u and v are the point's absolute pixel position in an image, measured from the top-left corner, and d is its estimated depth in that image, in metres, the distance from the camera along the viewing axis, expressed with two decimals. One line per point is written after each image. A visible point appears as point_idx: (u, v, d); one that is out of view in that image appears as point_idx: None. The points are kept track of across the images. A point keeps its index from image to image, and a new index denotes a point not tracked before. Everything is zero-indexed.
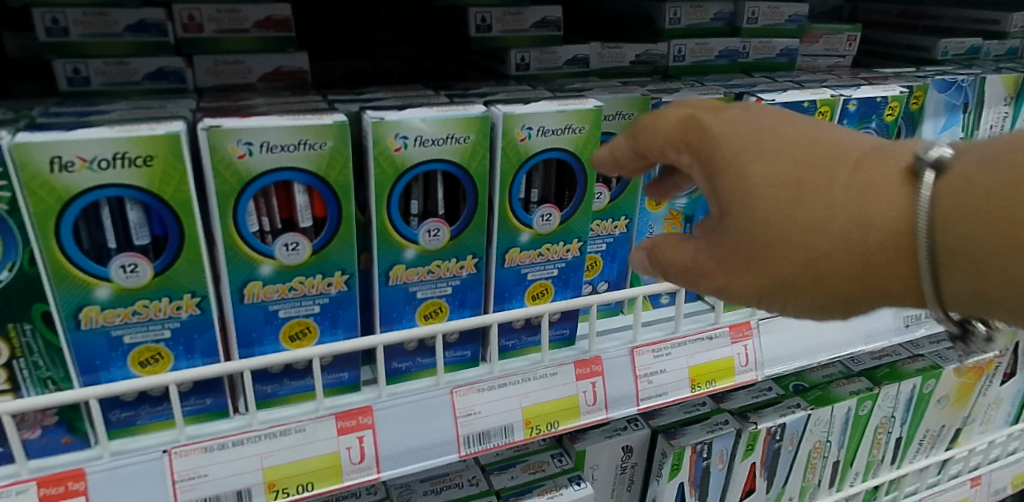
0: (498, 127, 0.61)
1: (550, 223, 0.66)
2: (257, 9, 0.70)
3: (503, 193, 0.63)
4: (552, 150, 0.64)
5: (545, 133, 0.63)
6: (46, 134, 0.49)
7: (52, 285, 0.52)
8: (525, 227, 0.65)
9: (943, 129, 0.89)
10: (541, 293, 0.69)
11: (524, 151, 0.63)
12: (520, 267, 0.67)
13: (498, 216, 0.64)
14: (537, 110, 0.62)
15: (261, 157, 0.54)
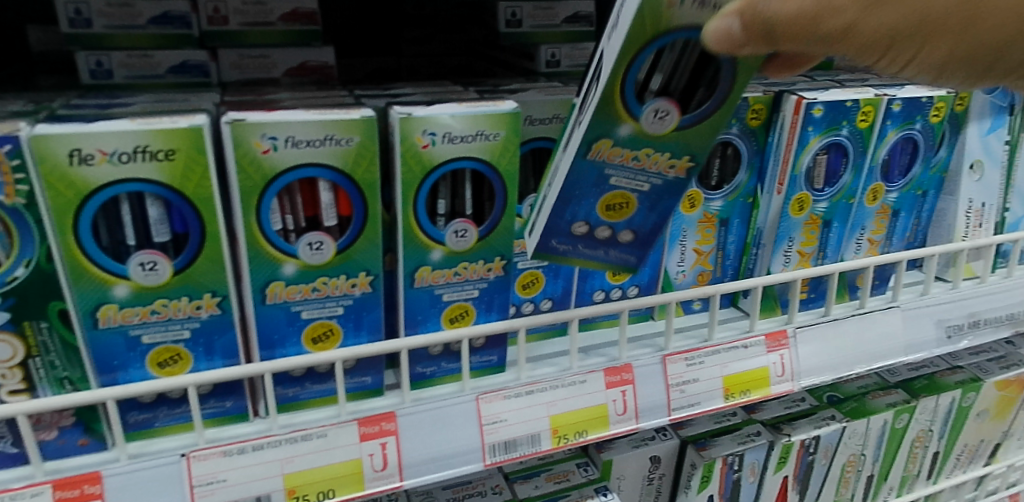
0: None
1: (666, 128, 0.53)
2: (283, 2, 0.69)
3: (631, 64, 0.49)
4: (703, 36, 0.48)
5: (702, 4, 0.47)
6: (66, 126, 0.48)
7: (70, 282, 0.51)
8: (632, 120, 0.52)
9: (988, 132, 0.85)
10: (618, 205, 0.57)
11: (664, 22, 0.48)
12: (604, 166, 0.54)
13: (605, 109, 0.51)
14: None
15: (285, 152, 0.52)
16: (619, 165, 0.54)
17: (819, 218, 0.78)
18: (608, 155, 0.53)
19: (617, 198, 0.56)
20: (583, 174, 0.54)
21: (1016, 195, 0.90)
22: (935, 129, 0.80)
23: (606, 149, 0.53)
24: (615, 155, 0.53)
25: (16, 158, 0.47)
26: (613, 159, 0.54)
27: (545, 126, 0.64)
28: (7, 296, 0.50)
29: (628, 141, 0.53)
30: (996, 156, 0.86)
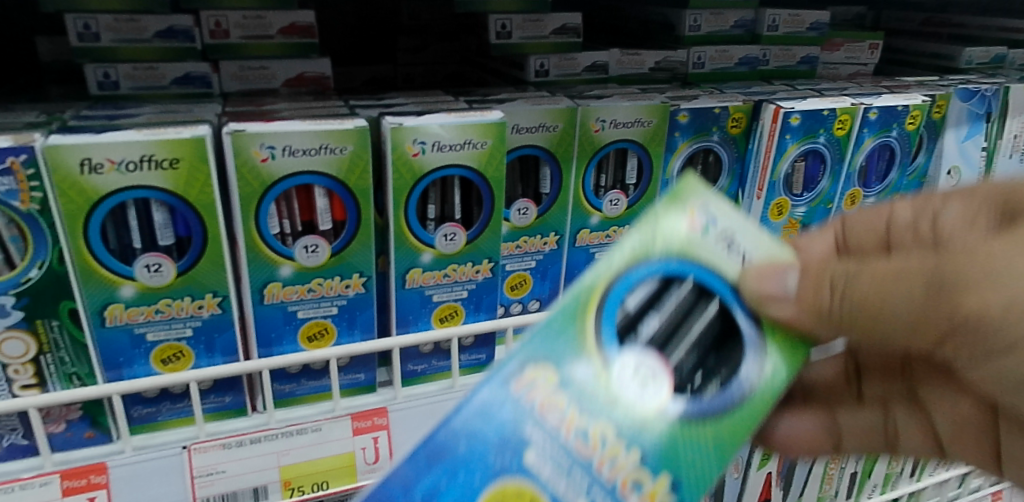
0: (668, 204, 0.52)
1: (645, 400, 0.47)
2: (282, 16, 0.71)
3: (621, 276, 0.50)
4: (726, 283, 0.50)
5: (728, 250, 0.51)
6: (77, 137, 0.51)
7: (80, 283, 0.54)
8: (598, 361, 0.48)
9: (966, 138, 0.87)
10: (518, 284, 0.72)
11: (691, 244, 0.51)
12: (424, 289, 0.64)
13: (569, 329, 0.48)
14: (732, 216, 0.52)
15: (283, 160, 0.55)
16: (542, 423, 0.47)
17: (798, 222, 0.81)
18: (540, 400, 0.47)
19: (507, 496, 0.46)
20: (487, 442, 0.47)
21: None
22: (911, 136, 0.82)
23: (539, 391, 0.47)
24: (547, 406, 0.47)
25: (30, 167, 0.50)
26: (544, 415, 0.47)
27: (531, 135, 0.67)
28: (21, 296, 0.53)
29: (572, 389, 0.47)
30: (974, 162, 0.88)
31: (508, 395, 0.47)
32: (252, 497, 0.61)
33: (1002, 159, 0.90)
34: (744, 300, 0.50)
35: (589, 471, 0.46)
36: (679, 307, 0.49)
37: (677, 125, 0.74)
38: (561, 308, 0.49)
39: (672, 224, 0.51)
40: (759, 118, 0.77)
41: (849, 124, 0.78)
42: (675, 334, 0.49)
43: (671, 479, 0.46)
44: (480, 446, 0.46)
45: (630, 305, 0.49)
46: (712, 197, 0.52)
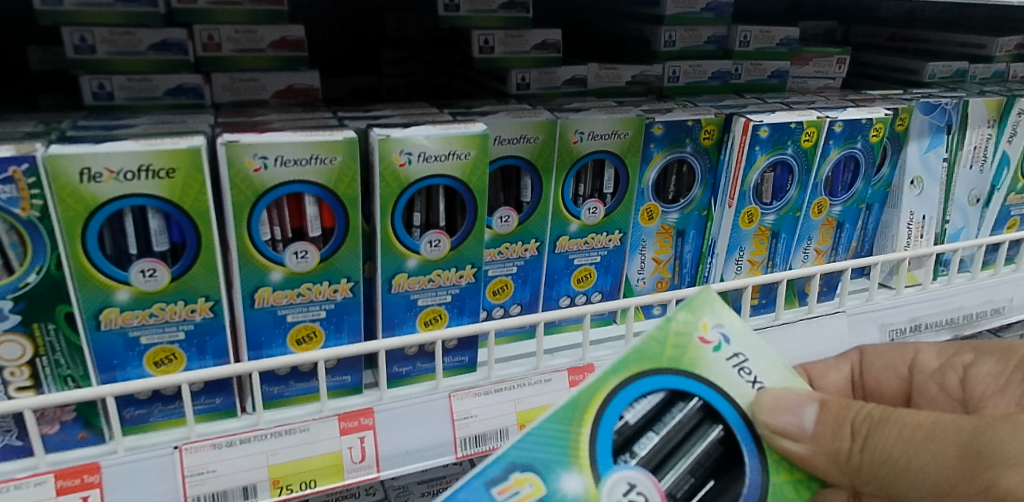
0: (687, 340, 0.59)
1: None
2: (273, 30, 0.74)
3: (623, 390, 0.57)
4: (736, 408, 0.58)
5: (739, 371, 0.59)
6: (77, 147, 0.53)
7: (77, 287, 0.56)
8: (587, 473, 0.54)
9: (928, 149, 0.90)
10: (501, 289, 0.75)
11: (698, 367, 0.58)
12: (409, 293, 0.67)
13: (566, 435, 0.55)
14: (744, 334, 0.60)
15: (275, 170, 0.58)
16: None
17: (768, 230, 0.84)
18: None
19: None
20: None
21: (955, 208, 0.95)
22: (874, 147, 0.86)
23: (522, 498, 0.53)
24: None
25: (32, 176, 0.52)
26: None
27: (513, 145, 0.70)
28: (18, 301, 0.55)
29: (557, 501, 0.53)
30: (935, 172, 0.91)
31: (488, 496, 0.53)
32: (242, 496, 0.62)
33: (963, 169, 0.93)
34: (747, 413, 0.58)
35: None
36: (680, 429, 0.56)
37: (653, 136, 0.78)
38: (558, 411, 0.55)
39: (686, 318, 0.59)
40: (729, 130, 0.80)
41: (816, 136, 0.82)
42: (666, 449, 0.55)
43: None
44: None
45: (630, 418, 0.56)
46: (727, 312, 0.60)
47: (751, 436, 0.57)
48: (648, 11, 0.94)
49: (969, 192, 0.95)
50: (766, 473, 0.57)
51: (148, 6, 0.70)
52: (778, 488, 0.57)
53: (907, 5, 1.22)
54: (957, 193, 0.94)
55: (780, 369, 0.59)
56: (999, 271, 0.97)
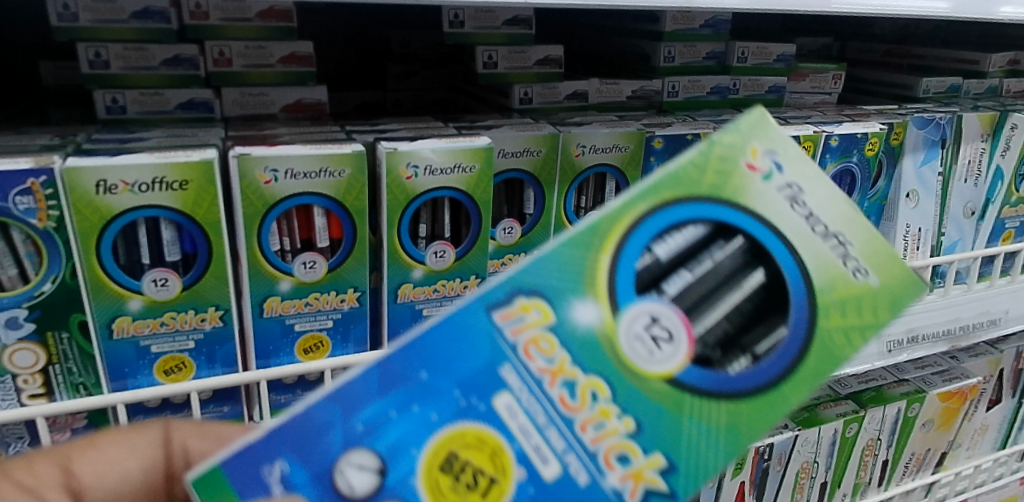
0: (733, 164, 0.45)
1: (653, 364, 0.44)
2: (282, 46, 0.75)
3: (650, 219, 0.45)
4: (786, 243, 0.45)
5: (799, 207, 0.45)
6: (93, 159, 0.54)
7: (91, 296, 0.57)
8: (603, 306, 0.44)
9: (923, 163, 0.92)
10: None
11: (744, 195, 0.45)
12: (414, 303, 0.68)
13: (576, 265, 0.44)
14: (804, 159, 0.45)
15: (285, 183, 0.59)
16: (523, 364, 0.45)
17: None
18: (525, 339, 0.44)
19: (466, 441, 0.45)
20: (468, 340, 0.45)
21: (951, 221, 0.96)
22: (869, 161, 0.88)
23: (527, 326, 0.45)
24: (535, 345, 0.44)
25: (49, 188, 0.54)
26: (527, 358, 0.45)
27: (517, 159, 0.71)
28: (33, 309, 0.56)
29: (567, 333, 0.44)
30: (930, 186, 0.93)
31: (487, 323, 0.45)
32: None
33: (959, 183, 0.94)
34: (803, 259, 0.44)
35: (569, 430, 0.44)
36: (717, 270, 0.45)
37: (653, 150, 0.78)
38: (573, 235, 0.45)
39: (732, 138, 0.45)
40: None
41: (812, 150, 0.84)
42: (699, 293, 0.45)
43: (667, 457, 0.44)
44: (454, 365, 0.45)
45: (660, 252, 0.45)
46: (784, 136, 0.45)
47: (803, 276, 0.44)
48: (647, 28, 0.95)
49: (964, 205, 0.96)
50: (814, 316, 0.44)
51: (160, 22, 0.72)
52: (825, 339, 0.44)
53: (902, 22, 1.24)
54: (952, 207, 0.95)
55: (855, 211, 0.44)
56: (994, 283, 0.98)
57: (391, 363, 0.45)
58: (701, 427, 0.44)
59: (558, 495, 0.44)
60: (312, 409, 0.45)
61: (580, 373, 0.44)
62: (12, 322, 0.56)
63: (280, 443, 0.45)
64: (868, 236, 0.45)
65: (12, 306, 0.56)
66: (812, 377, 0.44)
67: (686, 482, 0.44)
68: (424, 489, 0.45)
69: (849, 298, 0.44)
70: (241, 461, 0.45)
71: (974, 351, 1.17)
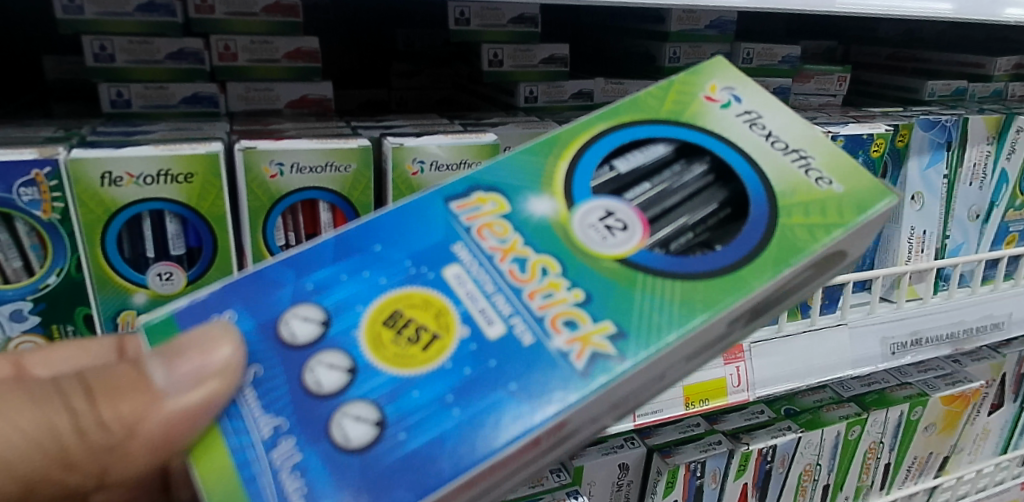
0: (690, 95, 0.55)
1: (606, 247, 0.47)
2: (288, 41, 0.75)
3: (612, 134, 0.54)
4: (745, 156, 0.52)
5: (752, 127, 0.53)
6: (99, 151, 0.54)
7: (95, 289, 0.57)
8: (558, 201, 0.49)
9: (928, 166, 0.91)
10: None
11: (700, 117, 0.54)
12: None
13: (540, 163, 0.51)
14: (756, 95, 0.55)
15: (291, 177, 0.59)
16: (475, 243, 0.48)
17: None
18: (480, 223, 0.49)
19: (413, 304, 0.46)
20: (426, 220, 0.49)
21: (955, 224, 0.96)
22: (876, 162, 0.87)
23: (482, 214, 0.49)
24: (488, 228, 0.48)
25: (54, 179, 0.53)
26: (480, 239, 0.48)
27: None
28: (38, 302, 0.56)
29: (520, 219, 0.48)
30: (935, 189, 0.92)
31: (445, 210, 0.50)
32: None
33: (964, 186, 0.94)
34: (762, 167, 0.51)
35: (516, 297, 0.46)
36: (681, 187, 0.52)
37: None
38: (538, 142, 0.53)
39: (693, 79, 0.56)
40: None
41: None
42: (659, 202, 0.51)
43: (616, 323, 0.44)
44: (409, 242, 0.48)
45: (621, 168, 0.53)
46: (740, 78, 0.56)
47: (762, 182, 0.50)
48: (653, 28, 0.95)
49: (968, 208, 0.96)
50: (774, 214, 0.49)
51: (166, 16, 0.71)
52: (787, 233, 0.48)
53: (906, 25, 1.23)
54: (957, 209, 0.95)
55: (811, 130, 0.52)
56: (999, 288, 0.97)
57: (348, 235, 0.49)
58: (654, 300, 0.45)
59: (501, 352, 0.44)
60: (269, 267, 0.48)
61: (532, 252, 0.47)
62: (16, 315, 0.56)
63: (229, 293, 0.47)
64: (828, 150, 0.51)
65: (17, 299, 0.55)
66: (772, 264, 0.46)
67: (634, 348, 0.44)
68: (365, 340, 0.45)
69: (812, 201, 0.49)
70: (197, 308, 0.48)
71: (976, 355, 1.17)
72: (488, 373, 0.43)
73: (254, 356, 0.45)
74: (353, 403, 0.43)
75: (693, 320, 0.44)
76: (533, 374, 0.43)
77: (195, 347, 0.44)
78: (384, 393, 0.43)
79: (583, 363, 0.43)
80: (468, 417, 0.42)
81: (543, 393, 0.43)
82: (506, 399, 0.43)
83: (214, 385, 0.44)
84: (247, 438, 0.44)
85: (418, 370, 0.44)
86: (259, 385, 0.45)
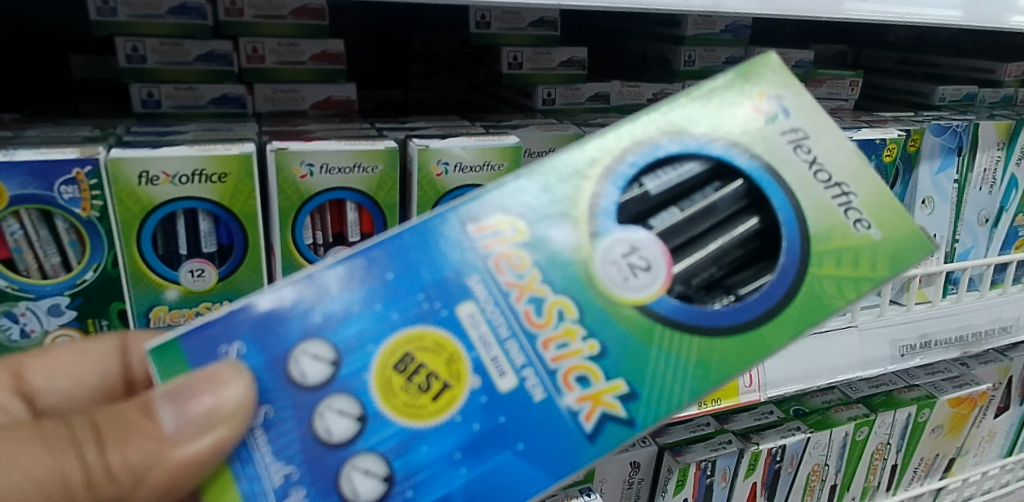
0: (735, 103, 0.50)
1: (627, 290, 0.48)
2: (314, 44, 0.77)
3: (644, 150, 0.50)
4: (784, 189, 0.49)
5: (798, 152, 0.50)
6: (137, 150, 0.56)
7: (130, 285, 0.58)
8: (581, 231, 0.48)
9: (939, 171, 0.92)
10: None
11: (743, 133, 0.50)
12: None
13: (562, 186, 0.49)
14: (810, 108, 0.50)
15: (320, 177, 0.60)
16: (491, 276, 0.48)
17: None
18: (498, 252, 0.48)
19: (425, 345, 0.48)
20: (441, 249, 0.48)
21: (965, 228, 0.97)
22: (888, 167, 0.88)
23: (501, 240, 0.48)
24: (506, 260, 0.48)
25: (93, 178, 0.55)
26: (497, 272, 0.48)
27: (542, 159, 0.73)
28: (75, 297, 0.58)
29: (540, 251, 0.48)
30: (946, 193, 0.93)
31: (461, 233, 0.48)
32: None
33: (973, 191, 0.95)
34: (800, 202, 0.49)
35: (530, 344, 0.48)
36: (708, 213, 0.52)
37: None
38: (562, 159, 0.49)
39: (741, 81, 0.50)
40: None
41: None
42: (686, 230, 0.52)
43: (628, 384, 0.48)
44: (423, 270, 0.48)
45: (649, 188, 0.51)
46: (792, 84, 0.50)
47: (799, 220, 0.49)
48: (669, 32, 0.96)
49: (978, 213, 0.97)
50: (805, 262, 0.49)
51: (197, 18, 0.73)
52: (816, 285, 0.49)
53: (916, 30, 1.24)
54: (967, 213, 0.96)
55: (860, 163, 0.49)
56: (1006, 291, 0.99)
57: (360, 264, 0.48)
58: (670, 360, 0.48)
59: (510, 406, 0.48)
60: (277, 295, 0.48)
61: (550, 292, 0.48)
62: (54, 309, 0.58)
63: (237, 326, 0.48)
64: (872, 189, 0.49)
65: (55, 294, 0.57)
66: (795, 324, 0.48)
67: (642, 411, 0.48)
68: (377, 387, 0.48)
69: (846, 248, 0.49)
70: (200, 337, 0.48)
71: (983, 359, 1.18)
72: (497, 429, 0.48)
73: (265, 397, 0.48)
74: (362, 457, 0.48)
75: (706, 385, 0.48)
76: (539, 431, 0.48)
77: (206, 385, 0.46)
78: (393, 447, 0.48)
79: (591, 424, 0.48)
80: (475, 474, 0.48)
81: (544, 454, 0.48)
82: (512, 457, 0.48)
83: (224, 432, 0.47)
84: (258, 482, 0.48)
85: (427, 423, 0.48)
86: (269, 425, 0.48)
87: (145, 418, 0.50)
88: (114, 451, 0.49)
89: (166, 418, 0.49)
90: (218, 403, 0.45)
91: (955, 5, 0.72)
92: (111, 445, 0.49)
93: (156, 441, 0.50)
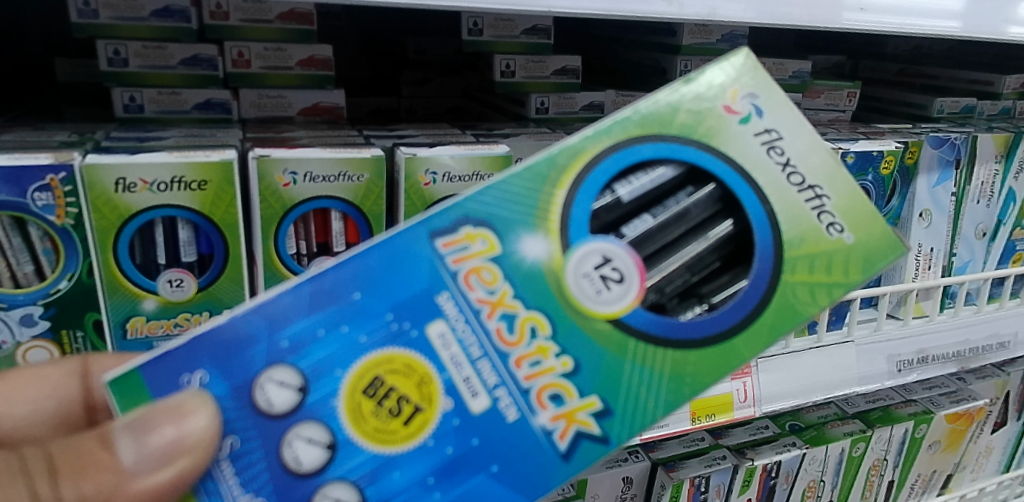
0: (707, 105, 0.49)
1: (599, 304, 0.47)
2: (301, 49, 0.76)
3: (617, 155, 0.48)
4: (758, 194, 0.48)
5: (772, 154, 0.48)
6: (113, 157, 0.54)
7: (106, 296, 0.57)
8: (552, 242, 0.47)
9: (937, 184, 0.91)
10: None
11: (716, 136, 0.48)
12: None
13: (534, 194, 0.47)
14: (783, 106, 0.48)
15: (304, 186, 0.59)
16: (461, 294, 0.47)
17: None
18: (468, 268, 0.47)
19: (394, 368, 0.47)
20: (410, 265, 0.47)
21: (963, 242, 0.96)
22: (885, 180, 0.87)
23: (470, 255, 0.47)
24: (476, 275, 0.47)
25: (68, 184, 0.53)
26: (467, 289, 0.47)
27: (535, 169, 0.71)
28: (49, 307, 0.56)
29: (511, 265, 0.47)
30: (944, 206, 0.92)
31: (430, 249, 0.47)
32: None
33: (971, 204, 0.94)
34: (773, 207, 0.48)
35: (503, 363, 0.47)
36: (683, 218, 0.50)
37: None
38: (531, 166, 0.47)
39: (712, 78, 0.49)
40: None
41: None
42: (659, 237, 0.50)
43: (602, 401, 0.47)
44: (391, 289, 0.46)
45: (622, 194, 0.49)
46: (764, 82, 0.49)
47: (771, 226, 0.48)
48: (664, 41, 0.95)
49: (975, 227, 0.96)
50: (778, 269, 0.48)
51: (181, 22, 0.72)
52: (788, 293, 0.48)
53: (915, 42, 1.23)
54: (964, 228, 0.95)
55: (835, 167, 0.48)
56: (1005, 306, 0.97)
57: (325, 283, 0.46)
58: (643, 374, 0.47)
59: (484, 428, 0.47)
60: (239, 320, 0.46)
61: (521, 308, 0.47)
62: (27, 319, 0.56)
63: (199, 354, 0.46)
64: (848, 191, 0.48)
65: (28, 303, 0.55)
66: (768, 332, 0.48)
67: (616, 427, 0.47)
68: (346, 412, 0.47)
69: (819, 253, 0.48)
70: (161, 370, 0.46)
71: (981, 373, 1.16)
72: (471, 451, 0.47)
73: (229, 428, 0.46)
74: (333, 485, 0.47)
75: (680, 397, 0.47)
76: (514, 452, 0.47)
77: (168, 418, 0.44)
78: (365, 473, 0.47)
79: (566, 443, 0.47)
80: (452, 497, 0.47)
81: (520, 476, 0.47)
82: (487, 479, 0.47)
83: (184, 463, 0.46)
84: None
85: (400, 447, 0.47)
86: (236, 456, 0.47)
87: (102, 450, 0.49)
88: (68, 485, 0.48)
89: (124, 450, 0.48)
90: (181, 434, 0.44)
91: (954, 16, 0.71)
92: (66, 478, 0.48)
93: (114, 473, 0.49)
